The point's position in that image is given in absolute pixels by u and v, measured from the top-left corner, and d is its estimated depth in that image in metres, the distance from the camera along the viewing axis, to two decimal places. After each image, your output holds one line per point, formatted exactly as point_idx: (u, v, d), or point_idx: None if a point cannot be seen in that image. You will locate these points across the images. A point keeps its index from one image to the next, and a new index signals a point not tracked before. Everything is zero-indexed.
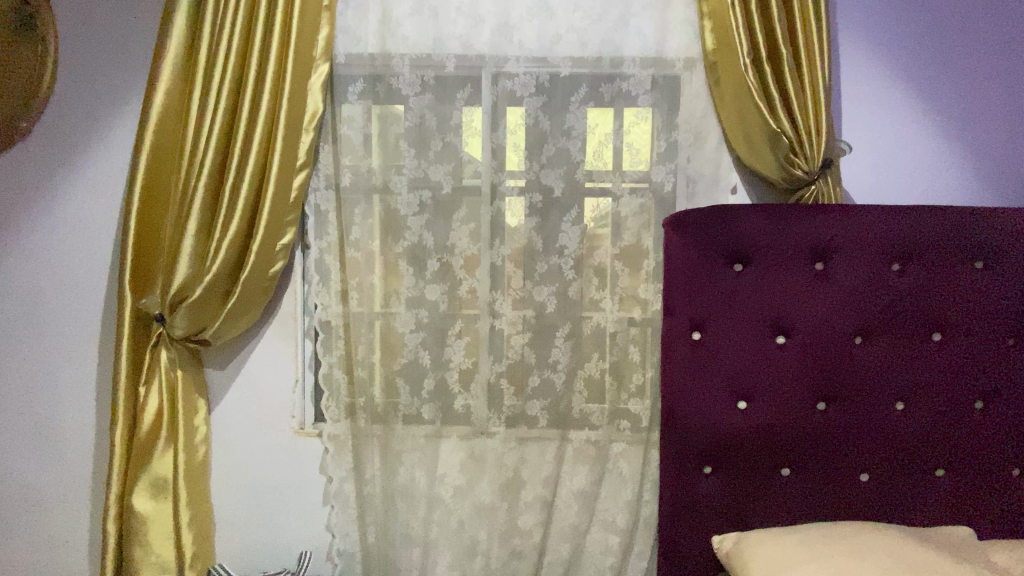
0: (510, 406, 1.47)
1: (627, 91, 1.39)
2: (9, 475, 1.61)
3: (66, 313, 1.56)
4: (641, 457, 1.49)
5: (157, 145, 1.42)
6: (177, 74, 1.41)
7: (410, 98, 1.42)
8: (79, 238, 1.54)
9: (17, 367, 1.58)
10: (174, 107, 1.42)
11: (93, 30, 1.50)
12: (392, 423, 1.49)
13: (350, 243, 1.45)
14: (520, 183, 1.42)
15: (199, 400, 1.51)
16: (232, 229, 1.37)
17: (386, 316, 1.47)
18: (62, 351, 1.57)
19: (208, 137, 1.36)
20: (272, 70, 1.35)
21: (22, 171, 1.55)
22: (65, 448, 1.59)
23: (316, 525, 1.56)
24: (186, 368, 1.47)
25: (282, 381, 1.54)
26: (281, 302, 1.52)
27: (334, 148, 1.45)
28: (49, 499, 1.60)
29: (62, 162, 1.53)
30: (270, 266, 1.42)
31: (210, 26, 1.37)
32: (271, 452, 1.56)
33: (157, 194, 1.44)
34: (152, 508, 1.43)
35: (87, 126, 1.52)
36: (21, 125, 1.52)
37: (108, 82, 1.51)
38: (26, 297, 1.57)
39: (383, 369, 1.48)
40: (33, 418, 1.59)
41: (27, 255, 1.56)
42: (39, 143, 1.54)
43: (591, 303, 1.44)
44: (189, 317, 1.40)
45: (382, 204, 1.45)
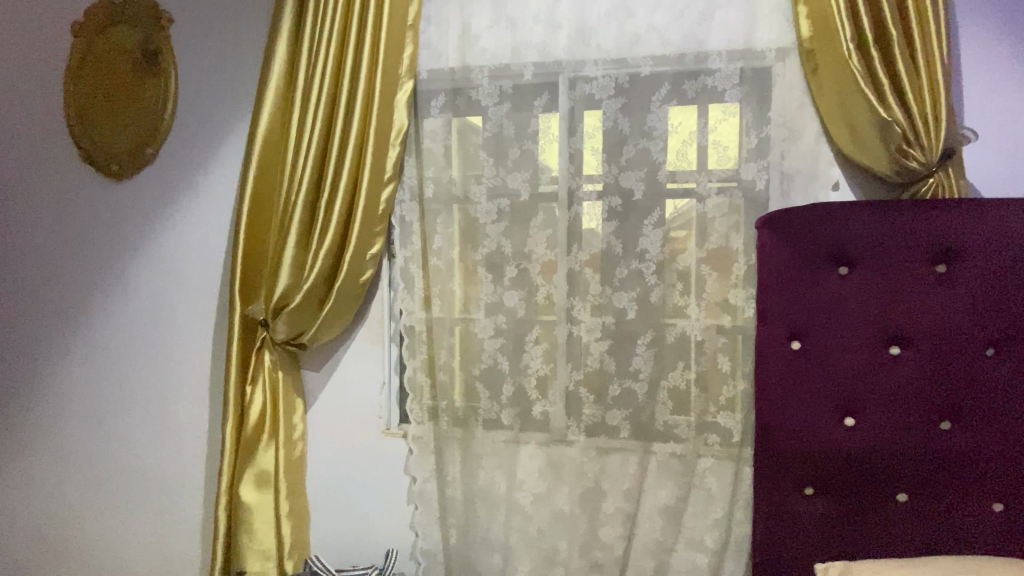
0: (590, 414, 1.43)
1: (713, 87, 1.33)
2: (138, 463, 1.81)
3: (187, 320, 1.74)
4: (732, 474, 1.39)
5: (263, 164, 1.55)
6: (279, 99, 1.54)
7: (489, 109, 1.45)
8: (196, 251, 1.72)
9: (147, 367, 1.78)
10: (277, 128, 1.55)
11: (209, 65, 1.67)
12: (472, 428, 1.51)
13: (432, 251, 1.50)
14: (598, 187, 1.39)
15: (297, 400, 1.62)
16: (327, 240, 1.46)
17: (465, 322, 1.49)
18: (183, 353, 1.75)
19: (307, 155, 1.47)
20: (362, 90, 1.43)
21: (150, 193, 1.75)
22: (184, 442, 1.77)
23: (400, 524, 1.61)
24: (286, 369, 1.58)
25: (370, 383, 1.62)
26: (370, 308, 1.60)
27: (417, 161, 1.51)
28: (171, 488, 1.79)
29: (183, 183, 1.72)
30: (361, 274, 1.50)
31: (307, 51, 1.48)
32: (360, 452, 1.64)
33: (263, 209, 1.57)
34: (256, 499, 1.53)
35: (204, 150, 1.69)
36: (147, 152, 1.72)
37: (221, 111, 1.67)
38: (154, 304, 1.77)
39: (463, 373, 1.50)
40: (158, 412, 1.78)
41: (154, 267, 1.76)
42: (164, 168, 1.73)
43: (675, 309, 1.38)
44: (289, 321, 1.50)
45: (461, 212, 1.49)
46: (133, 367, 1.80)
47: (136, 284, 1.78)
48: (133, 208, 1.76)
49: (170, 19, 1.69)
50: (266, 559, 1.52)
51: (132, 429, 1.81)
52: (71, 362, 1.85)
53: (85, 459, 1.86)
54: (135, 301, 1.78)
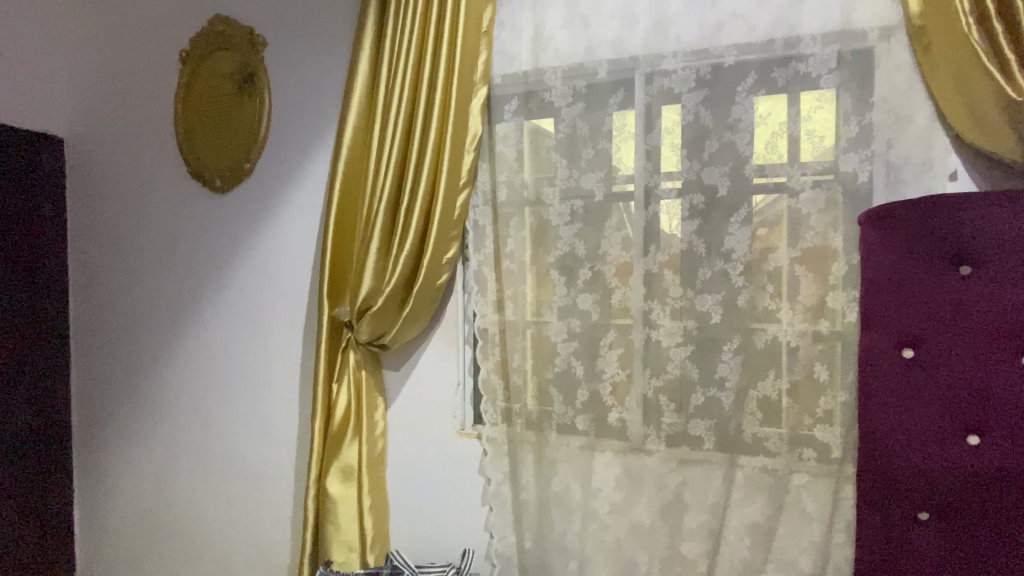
0: (671, 423, 1.37)
1: (806, 73, 1.24)
2: (238, 455, 1.96)
3: (280, 322, 1.87)
4: (831, 493, 1.28)
5: (348, 175, 1.63)
6: (361, 111, 1.61)
7: (562, 110, 1.43)
8: (289, 258, 1.84)
9: (246, 366, 1.93)
10: (360, 140, 1.62)
11: (299, 83, 1.79)
12: (546, 432, 1.50)
13: (505, 254, 1.51)
14: (678, 185, 1.33)
15: (379, 398, 1.69)
16: (407, 246, 1.51)
17: (539, 325, 1.48)
18: (276, 353, 1.88)
19: (387, 164, 1.52)
20: (439, 98, 1.47)
21: (247, 205, 1.89)
22: (278, 436, 1.89)
23: (476, 525, 1.63)
24: (368, 368, 1.66)
25: (445, 383, 1.65)
26: (446, 310, 1.63)
27: (490, 166, 1.52)
28: (266, 480, 1.92)
29: (276, 195, 1.85)
30: (437, 279, 1.54)
31: (387, 64, 1.54)
32: (437, 451, 1.67)
33: (347, 217, 1.65)
34: (341, 492, 1.60)
35: (294, 163, 1.82)
36: (245, 167, 1.87)
37: (309, 126, 1.78)
38: (251, 308, 1.91)
39: (537, 377, 1.50)
40: (255, 408, 1.93)
41: (251, 273, 1.90)
42: (260, 181, 1.87)
43: (765, 313, 1.29)
44: (372, 323, 1.57)
45: (534, 215, 1.48)
46: (233, 366, 1.95)
47: (235, 289, 1.93)
48: (233, 219, 1.92)
49: (265, 42, 1.83)
50: (350, 550, 1.59)
51: (233, 423, 1.96)
52: (180, 361, 2.04)
53: (192, 450, 2.04)
54: (235, 304, 1.94)
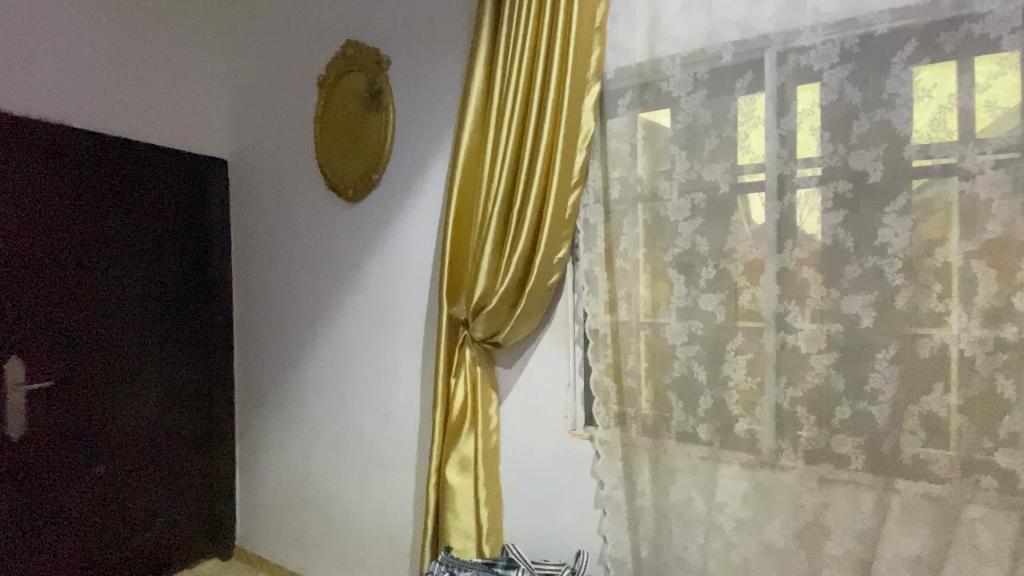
0: (809, 438, 1.24)
1: (983, 34, 1.05)
2: (367, 441, 2.14)
3: (404, 320, 2.01)
4: (1021, 532, 1.07)
5: (464, 180, 1.69)
6: (477, 117, 1.66)
7: (681, 100, 1.36)
8: (412, 260, 1.97)
9: (374, 359, 2.10)
10: (476, 146, 1.68)
11: (419, 96, 1.91)
12: (663, 439, 1.43)
13: (618, 253, 1.47)
14: (817, 172, 1.20)
15: (492, 395, 1.74)
16: (520, 245, 1.53)
17: (655, 327, 1.42)
18: (400, 349, 2.02)
19: (501, 166, 1.56)
20: (552, 97, 1.46)
21: (376, 211, 2.06)
22: (402, 426, 2.04)
23: (589, 527, 1.61)
24: (483, 365, 1.72)
25: (557, 382, 1.65)
26: (557, 310, 1.63)
27: (603, 162, 1.49)
28: (391, 465, 2.07)
29: (400, 201, 1.99)
30: (549, 278, 1.54)
31: (501, 68, 1.57)
32: (549, 449, 1.68)
33: (464, 220, 1.72)
34: (459, 481, 1.67)
35: (415, 171, 1.94)
36: (373, 177, 2.03)
37: (429, 135, 1.89)
38: (379, 306, 2.07)
39: (653, 381, 1.44)
40: (382, 399, 2.09)
41: (379, 274, 2.06)
42: (386, 189, 2.02)
43: (929, 316, 1.12)
44: (486, 322, 1.61)
45: (649, 211, 1.42)
46: (363, 359, 2.13)
47: (365, 289, 2.11)
48: (363, 225, 2.09)
49: (389, 61, 1.97)
50: (467, 539, 1.64)
51: (363, 411, 2.15)
52: (319, 353, 2.27)
53: (329, 433, 2.26)
54: (365, 303, 2.11)
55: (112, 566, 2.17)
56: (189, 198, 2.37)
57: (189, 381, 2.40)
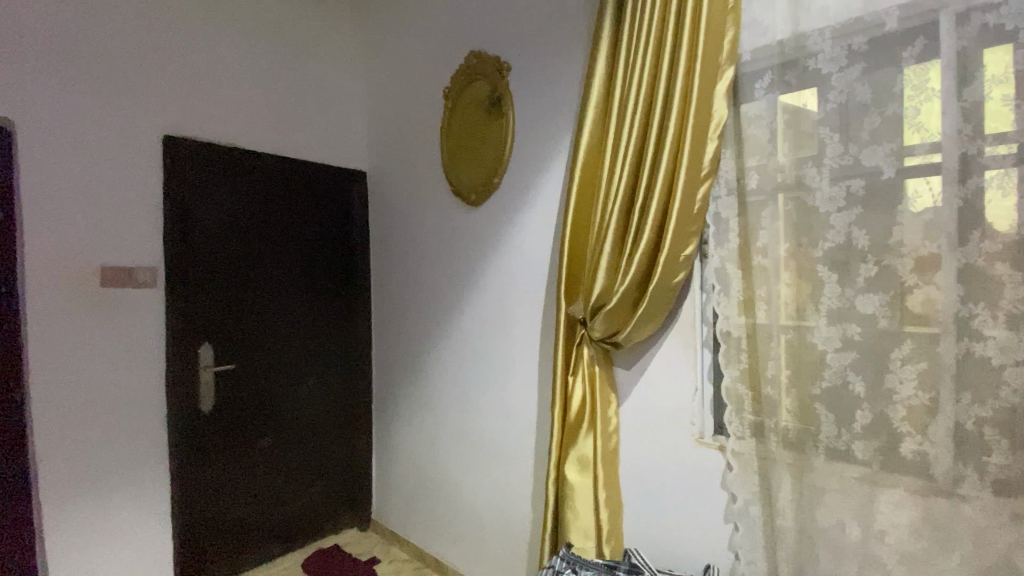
0: (1002, 467, 1.05)
1: None
2: (488, 433, 2.22)
3: (523, 317, 2.05)
4: None
5: (584, 178, 1.68)
6: (598, 113, 1.64)
7: (832, 77, 1.22)
8: (531, 259, 2.01)
9: (495, 355, 2.18)
10: (595, 143, 1.66)
11: (540, 98, 1.94)
12: (808, 455, 1.30)
13: (756, 250, 1.36)
14: (1014, 150, 1.01)
15: (612, 395, 1.71)
16: (643, 242, 1.47)
17: (798, 330, 1.30)
18: (518, 345, 2.08)
19: (624, 161, 1.52)
20: (679, 86, 1.39)
21: (496, 212, 2.12)
22: (521, 421, 2.08)
23: (718, 542, 1.51)
24: (602, 365, 1.69)
25: (683, 386, 1.58)
26: (682, 310, 1.56)
27: (737, 152, 1.39)
28: (510, 459, 2.13)
29: (520, 202, 2.03)
30: (674, 276, 1.47)
31: (624, 62, 1.53)
32: (674, 455, 1.61)
33: (583, 219, 1.70)
34: (578, 480, 1.65)
35: (535, 172, 1.97)
36: (493, 180, 2.10)
37: (549, 136, 1.91)
38: (499, 303, 2.14)
39: (796, 390, 1.31)
40: (502, 393, 2.15)
41: (499, 272, 2.13)
42: (506, 190, 2.08)
43: None
44: (605, 321, 1.58)
45: (793, 202, 1.29)
46: (484, 354, 2.22)
47: (486, 287, 2.19)
48: (485, 226, 2.18)
49: (509, 67, 2.04)
50: (586, 539, 1.62)
51: (484, 404, 2.23)
52: (444, 347, 2.41)
53: (453, 424, 2.39)
54: (486, 301, 2.20)
55: (273, 526, 2.50)
56: (333, 205, 2.64)
57: (332, 369, 2.69)
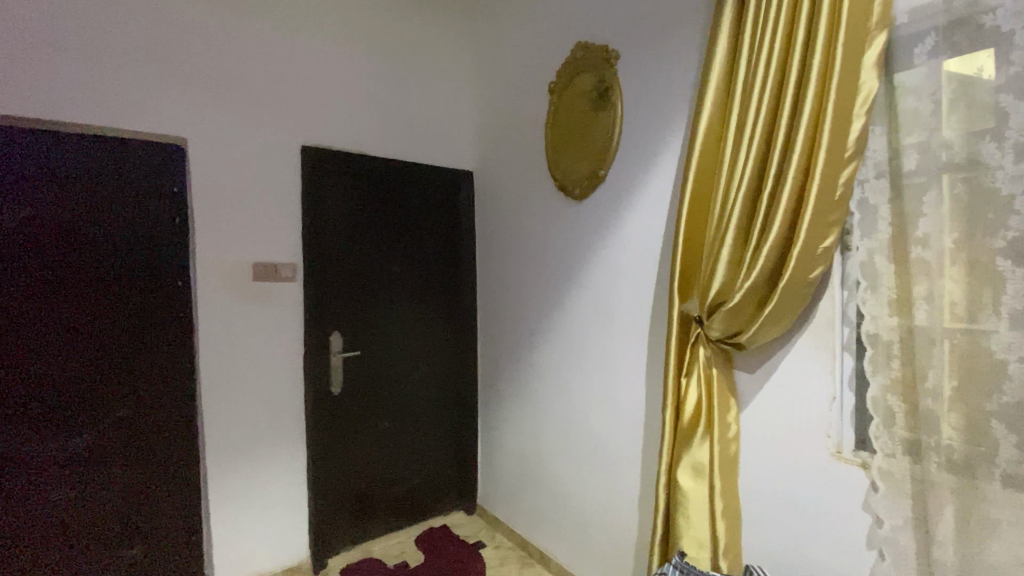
0: None
1: None
2: (592, 430, 2.19)
3: (630, 314, 1.99)
4: None
5: (701, 166, 1.57)
6: (719, 97, 1.53)
7: (1016, 34, 1.02)
8: (640, 253, 1.94)
9: (600, 352, 2.13)
10: (715, 128, 1.55)
11: (653, 85, 1.86)
12: (980, 481, 1.10)
13: (913, 241, 1.18)
14: None
15: (731, 400, 1.59)
16: (772, 234, 1.34)
17: (968, 335, 1.11)
18: (625, 342, 2.02)
19: (750, 146, 1.40)
20: (818, 60, 1.25)
21: (603, 206, 2.07)
22: (627, 421, 2.03)
23: (857, 569, 1.35)
24: (720, 366, 1.58)
25: (817, 393, 1.43)
26: (818, 309, 1.40)
27: (889, 129, 1.22)
28: (616, 458, 2.09)
29: (630, 195, 1.96)
30: (809, 272, 1.32)
31: (750, 40, 1.42)
32: (805, 468, 1.47)
33: (700, 210, 1.60)
34: (692, 487, 1.56)
35: (646, 163, 1.90)
36: (599, 173, 2.05)
37: (663, 125, 1.83)
38: (604, 299, 2.10)
39: (964, 405, 1.11)
40: (607, 391, 2.11)
41: (605, 267, 2.08)
42: (615, 183, 2.02)
43: None
44: (725, 319, 1.48)
45: (963, 184, 1.10)
46: (588, 351, 2.19)
47: (591, 283, 2.15)
48: (591, 220, 2.13)
49: (618, 55, 1.98)
50: (701, 549, 1.53)
51: (589, 401, 2.20)
52: (548, 342, 2.41)
53: (557, 419, 2.38)
54: (590, 296, 2.16)
55: (390, 503, 2.69)
56: (441, 204, 2.77)
57: (442, 359, 2.83)
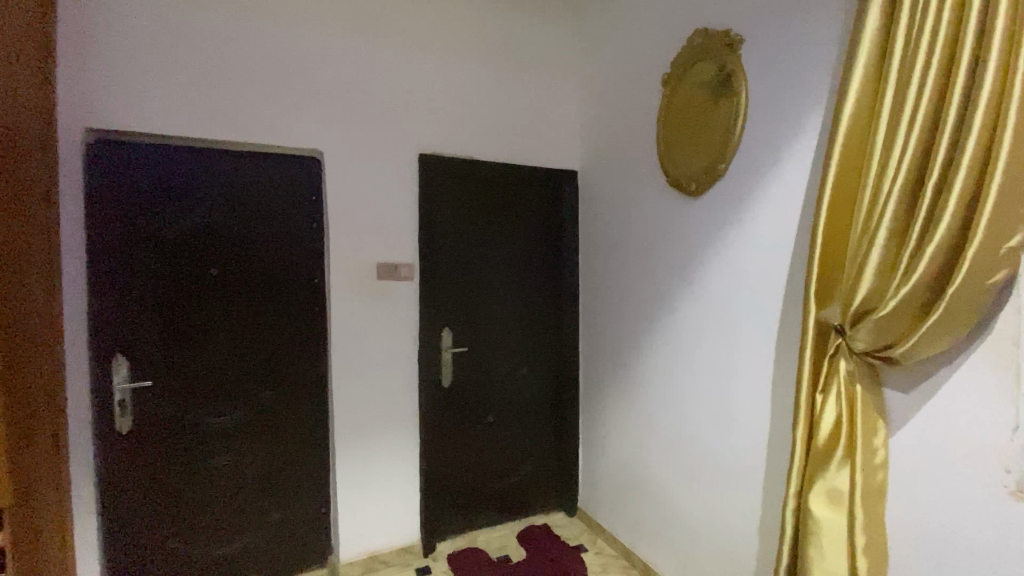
0: None
1: None
2: (705, 442, 2.06)
3: (752, 320, 1.85)
4: None
5: (844, 157, 1.40)
6: (869, 78, 1.36)
7: None
8: (764, 254, 1.79)
9: (715, 359, 2.01)
10: (864, 114, 1.38)
11: (786, 70, 1.70)
12: None
13: None
14: None
15: (877, 421, 1.40)
16: (941, 231, 1.16)
17: None
18: (745, 349, 1.88)
19: (909, 131, 1.23)
20: (1002, 27, 1.07)
21: (722, 205, 1.94)
22: (746, 434, 1.88)
23: None
24: (865, 383, 1.40)
25: (992, 421, 1.21)
26: (997, 321, 1.19)
27: None
28: (732, 473, 1.95)
29: (753, 192, 1.83)
30: (988, 275, 1.13)
31: (910, 11, 1.24)
32: (976, 508, 1.25)
33: (843, 206, 1.43)
34: (827, 515, 1.39)
35: (775, 156, 1.75)
36: (719, 168, 1.92)
37: (796, 113, 1.67)
38: (720, 303, 1.97)
39: None
40: (722, 402, 1.98)
41: (721, 270, 1.96)
42: (737, 178, 1.88)
43: None
44: (874, 329, 1.31)
45: None
46: (702, 357, 2.06)
47: (705, 285, 2.03)
48: (707, 220, 2.01)
49: (742, 39, 1.83)
50: None
51: (701, 411, 2.08)
52: (657, 347, 2.31)
53: (666, 427, 2.27)
54: (705, 300, 2.04)
55: (493, 497, 2.76)
56: (546, 207, 2.80)
57: (546, 359, 2.85)
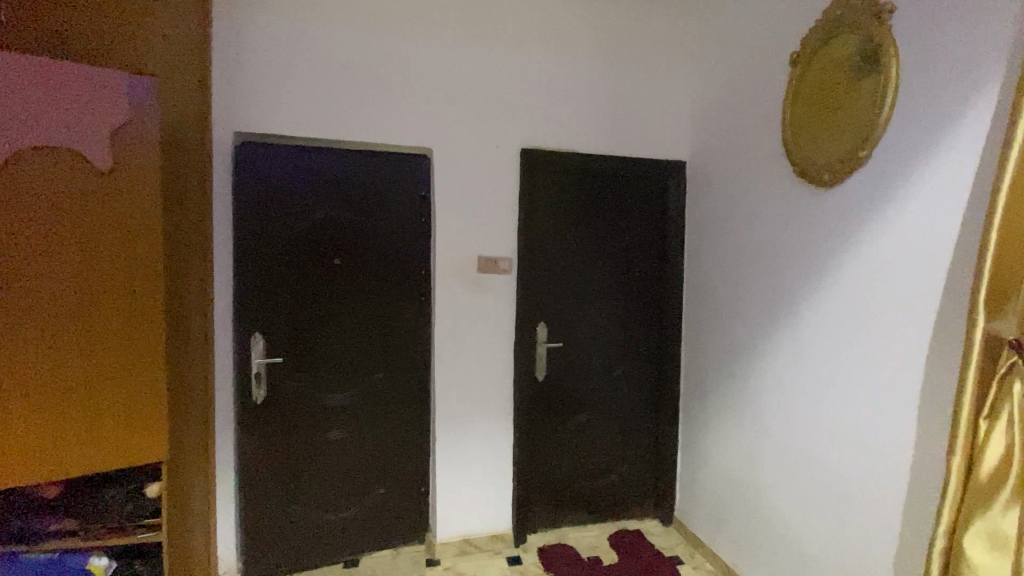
0: None
1: None
2: (828, 461, 1.86)
3: (894, 327, 1.62)
4: None
5: None
6: None
7: None
8: (913, 254, 1.56)
9: (844, 369, 1.80)
10: None
11: (952, 41, 1.46)
12: None
13: None
14: None
15: None
16: None
17: None
18: (885, 362, 1.65)
19: None
20: None
21: (859, 197, 1.73)
22: (882, 457, 1.67)
23: None
24: None
25: None
26: None
27: None
28: (862, 499, 1.74)
29: (899, 182, 1.60)
30: None
31: None
32: None
33: None
34: (988, 561, 1.21)
35: (932, 140, 1.51)
36: (860, 154, 1.69)
37: (964, 90, 1.43)
38: (852, 307, 1.76)
39: None
40: (853, 418, 1.77)
41: (856, 270, 1.74)
42: (880, 167, 1.66)
43: None
44: None
45: None
46: (828, 366, 1.86)
47: (834, 287, 1.83)
48: (839, 213, 1.80)
49: (893, 8, 1.60)
50: None
51: (824, 426, 1.88)
52: (773, 353, 2.11)
53: (780, 441, 2.08)
54: (833, 303, 1.83)
55: (587, 496, 2.72)
56: (651, 201, 2.68)
57: (646, 360, 2.74)
